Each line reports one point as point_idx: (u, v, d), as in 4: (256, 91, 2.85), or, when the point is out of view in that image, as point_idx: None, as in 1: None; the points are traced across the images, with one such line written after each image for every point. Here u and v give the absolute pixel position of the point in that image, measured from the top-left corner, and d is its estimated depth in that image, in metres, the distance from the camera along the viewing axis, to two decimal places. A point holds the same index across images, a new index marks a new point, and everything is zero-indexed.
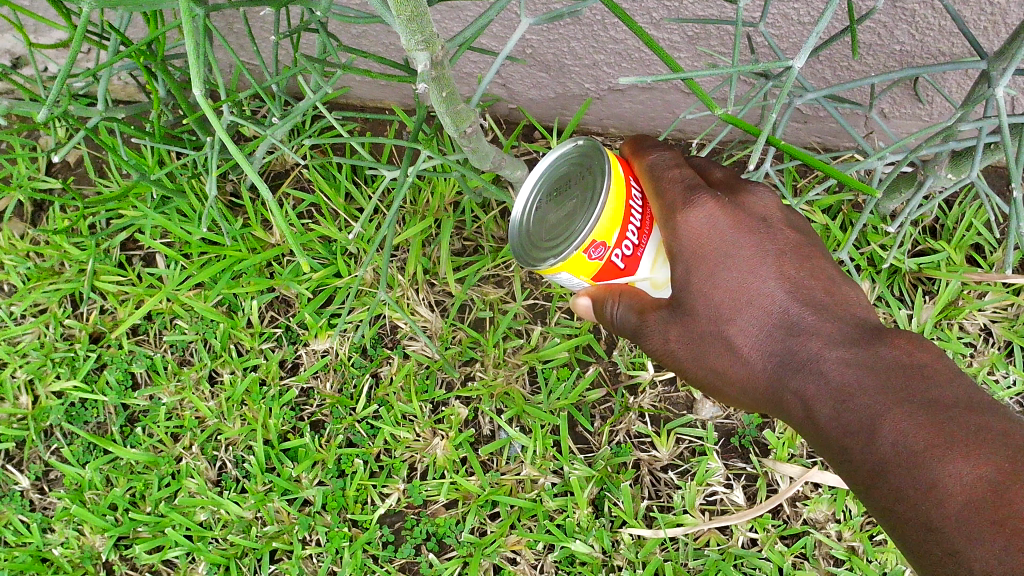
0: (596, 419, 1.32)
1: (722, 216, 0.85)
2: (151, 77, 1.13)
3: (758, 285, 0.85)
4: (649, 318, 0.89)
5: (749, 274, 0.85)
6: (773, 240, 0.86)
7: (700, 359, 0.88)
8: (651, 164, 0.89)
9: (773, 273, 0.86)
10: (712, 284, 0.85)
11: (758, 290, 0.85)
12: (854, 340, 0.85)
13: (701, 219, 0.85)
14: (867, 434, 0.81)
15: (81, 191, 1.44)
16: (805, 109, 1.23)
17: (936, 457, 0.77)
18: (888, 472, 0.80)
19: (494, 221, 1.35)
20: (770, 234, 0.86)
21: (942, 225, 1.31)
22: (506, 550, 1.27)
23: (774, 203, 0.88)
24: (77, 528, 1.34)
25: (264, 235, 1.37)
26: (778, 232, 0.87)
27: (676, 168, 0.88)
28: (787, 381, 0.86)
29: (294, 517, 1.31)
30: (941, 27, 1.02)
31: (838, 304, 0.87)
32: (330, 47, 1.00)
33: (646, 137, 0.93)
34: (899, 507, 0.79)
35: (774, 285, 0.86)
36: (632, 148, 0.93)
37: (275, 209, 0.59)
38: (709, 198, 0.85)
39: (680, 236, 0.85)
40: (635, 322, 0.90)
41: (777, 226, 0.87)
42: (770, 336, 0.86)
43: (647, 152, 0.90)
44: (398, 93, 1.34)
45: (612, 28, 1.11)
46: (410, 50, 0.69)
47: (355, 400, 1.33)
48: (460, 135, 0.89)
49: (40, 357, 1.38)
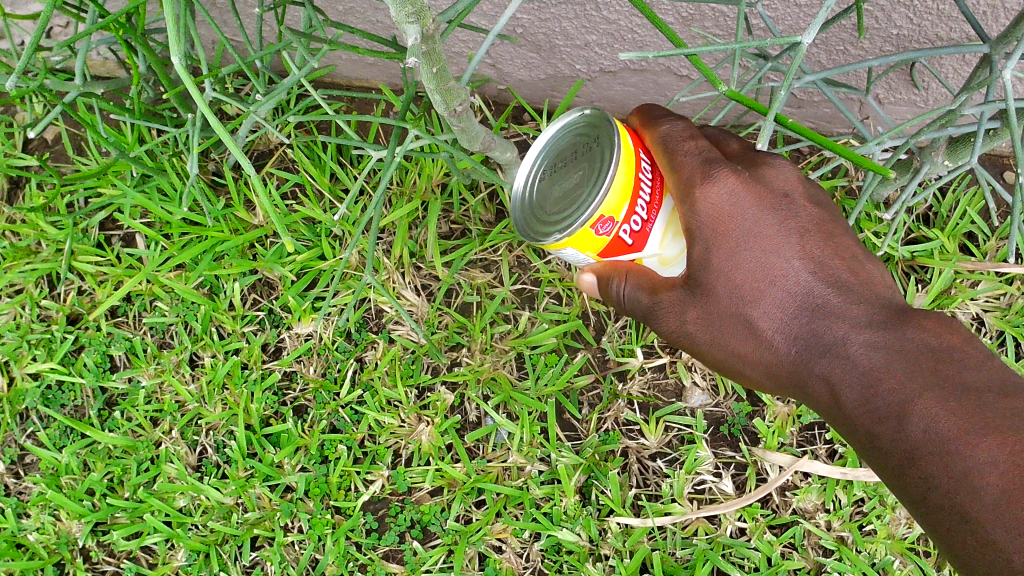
0: (583, 406, 1.30)
1: (744, 192, 0.83)
2: (130, 51, 1.09)
3: (781, 264, 0.84)
4: (662, 297, 0.88)
5: (772, 254, 0.84)
6: (796, 217, 0.84)
7: (720, 341, 0.88)
8: (663, 135, 0.86)
9: (797, 253, 0.84)
10: (733, 263, 0.84)
11: (781, 270, 0.84)
12: (882, 323, 0.84)
13: (721, 195, 0.82)
14: (896, 420, 0.81)
15: (59, 169, 1.41)
16: (800, 94, 1.21)
17: (969, 444, 0.77)
18: (918, 459, 0.80)
19: (483, 204, 1.33)
20: (792, 212, 0.84)
21: (935, 213, 1.29)
22: (491, 539, 1.25)
23: (795, 177, 0.85)
24: (53, 513, 1.31)
25: (247, 216, 1.34)
26: (801, 208, 0.85)
27: (691, 140, 0.85)
28: (813, 364, 0.85)
29: (276, 504, 1.28)
30: (939, 11, 1.00)
31: (863, 284, 0.85)
32: (316, 21, 0.97)
33: (656, 106, 0.90)
34: (931, 496, 0.79)
35: (797, 265, 0.84)
36: (643, 119, 0.90)
37: (254, 183, 0.57)
38: (729, 172, 0.83)
39: (699, 212, 0.83)
40: (646, 302, 0.88)
41: (799, 201, 0.85)
42: (794, 318, 0.85)
43: (660, 123, 0.87)
44: (386, 71, 1.32)
45: (605, 8, 1.08)
46: (401, 24, 0.66)
47: (339, 385, 1.30)
48: (450, 113, 0.86)
49: (15, 339, 1.35)
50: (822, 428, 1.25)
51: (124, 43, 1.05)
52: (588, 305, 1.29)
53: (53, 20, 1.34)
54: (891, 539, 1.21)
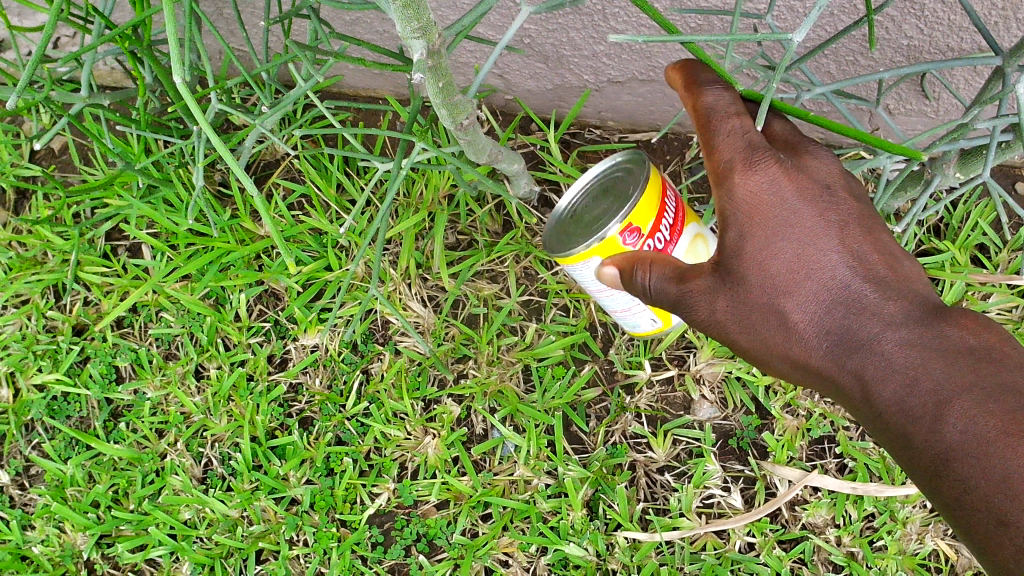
0: (591, 419, 1.29)
1: (783, 180, 0.83)
2: (135, 62, 1.08)
3: (819, 256, 0.84)
4: (692, 284, 0.87)
5: (809, 246, 0.84)
6: (836, 210, 0.84)
7: (752, 333, 0.87)
8: (708, 106, 0.82)
9: (835, 246, 0.84)
10: (767, 254, 0.84)
11: (819, 263, 0.84)
12: (918, 320, 0.84)
13: (761, 182, 0.82)
14: (933, 423, 0.82)
15: (66, 180, 1.41)
16: (810, 105, 1.20)
17: (1010, 449, 0.78)
18: (954, 462, 0.81)
19: (489, 215, 1.32)
20: (832, 204, 0.84)
21: (946, 225, 1.28)
22: (497, 553, 1.24)
23: (837, 168, 0.85)
24: (58, 525, 1.30)
25: (253, 227, 1.33)
26: (841, 200, 0.84)
27: (737, 116, 0.82)
28: (846, 360, 0.86)
29: (281, 517, 1.28)
30: (950, 22, 0.99)
31: (900, 280, 0.85)
32: (322, 34, 0.96)
33: (697, 62, 0.85)
34: (966, 499, 0.80)
35: (835, 258, 0.84)
36: (683, 76, 0.85)
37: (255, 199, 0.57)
38: (771, 159, 0.82)
39: (736, 198, 0.83)
40: (675, 290, 0.88)
41: (840, 193, 0.85)
42: (828, 312, 0.85)
43: (705, 90, 0.83)
44: (393, 82, 1.31)
45: (613, 18, 1.07)
46: (405, 38, 0.65)
47: (345, 397, 1.30)
48: (457, 127, 0.86)
49: (21, 350, 1.34)
50: (831, 442, 1.25)
51: (130, 54, 1.05)
52: (596, 317, 1.29)
53: (59, 31, 1.33)
54: (903, 555, 1.20)
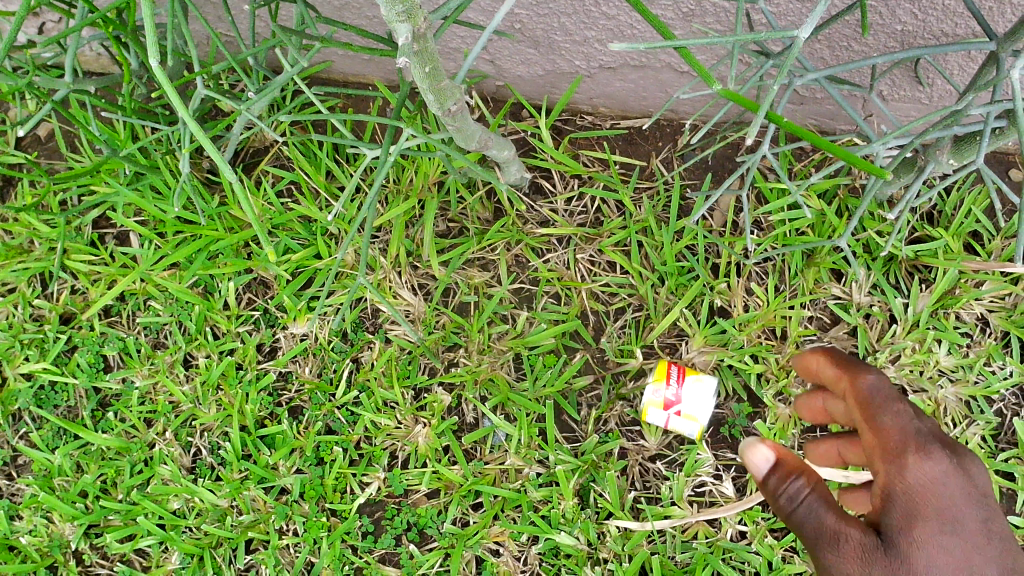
0: (582, 407, 1.28)
1: (955, 477, 0.81)
2: (120, 47, 1.07)
3: (988, 543, 0.80)
4: (847, 541, 0.79)
5: (978, 543, 0.79)
6: (1000, 526, 0.81)
7: None
8: (868, 389, 0.93)
9: (1003, 550, 0.80)
10: (940, 544, 0.78)
11: (985, 550, 0.79)
12: None
13: (930, 471, 0.81)
14: None
15: (52, 167, 1.39)
16: (803, 91, 1.19)
17: None
18: None
19: (480, 202, 1.31)
20: (995, 520, 0.81)
21: (939, 212, 1.27)
22: (488, 542, 1.24)
23: (991, 486, 0.84)
24: (46, 515, 1.29)
25: (242, 214, 1.32)
26: (1001, 521, 0.82)
27: (898, 402, 0.90)
28: None
29: (271, 506, 1.27)
30: (945, 7, 0.97)
31: None
32: (309, 19, 0.95)
33: (859, 363, 0.99)
34: None
35: (1001, 561, 0.79)
36: (847, 368, 0.99)
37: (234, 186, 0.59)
38: (943, 454, 0.83)
39: (907, 482, 0.81)
40: (829, 526, 0.80)
41: (996, 510, 0.83)
42: None
43: (865, 375, 0.95)
44: (382, 68, 1.30)
45: (605, 4, 1.06)
46: (391, 22, 0.64)
47: (335, 386, 1.29)
48: (445, 113, 0.84)
49: (7, 338, 1.33)
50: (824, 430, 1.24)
51: (114, 39, 1.03)
52: (587, 305, 1.29)
53: (43, 15, 1.31)
54: None
